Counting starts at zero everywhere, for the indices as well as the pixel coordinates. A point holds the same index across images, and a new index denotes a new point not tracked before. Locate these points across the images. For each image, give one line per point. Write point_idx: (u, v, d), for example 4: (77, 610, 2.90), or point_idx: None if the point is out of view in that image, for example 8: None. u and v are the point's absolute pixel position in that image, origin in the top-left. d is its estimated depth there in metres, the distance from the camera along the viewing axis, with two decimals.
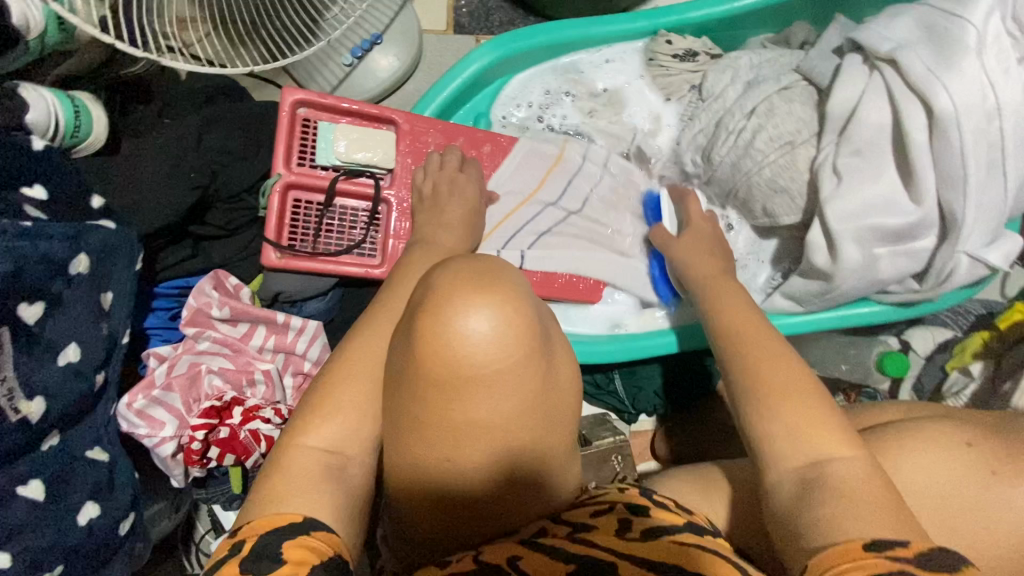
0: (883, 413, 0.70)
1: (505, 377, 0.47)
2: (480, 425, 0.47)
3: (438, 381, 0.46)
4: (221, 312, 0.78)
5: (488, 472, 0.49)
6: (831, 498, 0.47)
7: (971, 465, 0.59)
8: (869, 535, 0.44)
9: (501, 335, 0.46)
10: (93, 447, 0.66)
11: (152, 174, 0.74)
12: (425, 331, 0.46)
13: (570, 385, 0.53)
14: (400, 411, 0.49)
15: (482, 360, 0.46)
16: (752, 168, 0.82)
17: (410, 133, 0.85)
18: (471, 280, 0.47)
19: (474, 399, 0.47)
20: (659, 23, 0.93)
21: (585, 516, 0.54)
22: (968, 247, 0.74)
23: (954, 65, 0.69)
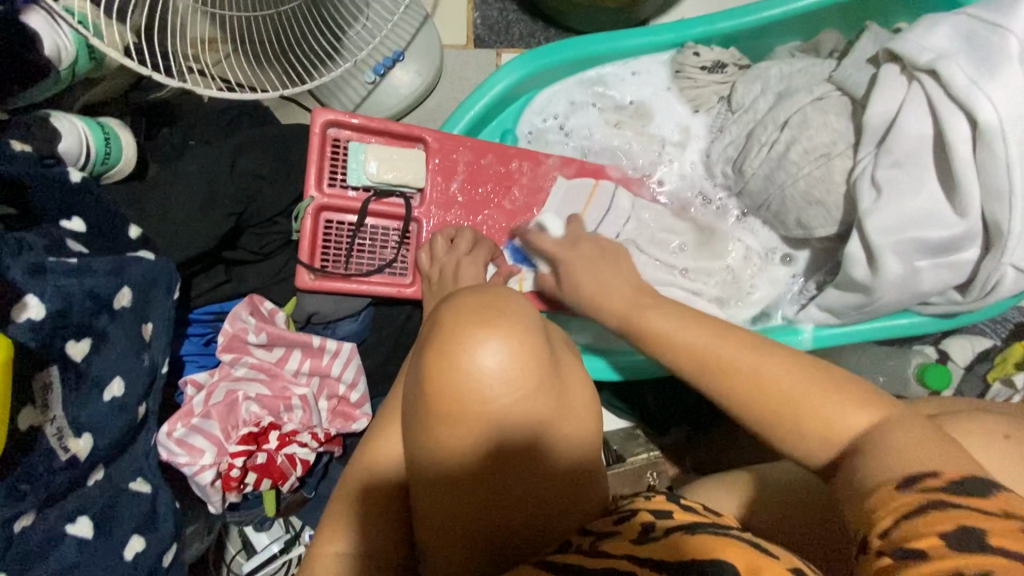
0: (924, 408, 0.69)
1: (517, 405, 0.51)
2: (499, 449, 0.52)
3: (453, 413, 0.51)
4: (258, 338, 0.77)
5: (509, 494, 0.53)
6: (865, 460, 0.47)
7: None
8: (901, 476, 0.44)
9: (508, 366, 0.50)
10: (136, 478, 0.66)
11: (187, 202, 0.74)
12: (433, 366, 0.51)
13: (584, 405, 0.56)
14: (419, 442, 0.53)
15: (494, 390, 0.50)
16: (786, 181, 0.81)
17: (440, 151, 0.84)
18: (477, 316, 0.51)
19: (483, 427, 0.51)
20: (686, 35, 0.92)
21: (609, 526, 0.54)
22: (1014, 260, 0.72)
23: (998, 76, 0.68)
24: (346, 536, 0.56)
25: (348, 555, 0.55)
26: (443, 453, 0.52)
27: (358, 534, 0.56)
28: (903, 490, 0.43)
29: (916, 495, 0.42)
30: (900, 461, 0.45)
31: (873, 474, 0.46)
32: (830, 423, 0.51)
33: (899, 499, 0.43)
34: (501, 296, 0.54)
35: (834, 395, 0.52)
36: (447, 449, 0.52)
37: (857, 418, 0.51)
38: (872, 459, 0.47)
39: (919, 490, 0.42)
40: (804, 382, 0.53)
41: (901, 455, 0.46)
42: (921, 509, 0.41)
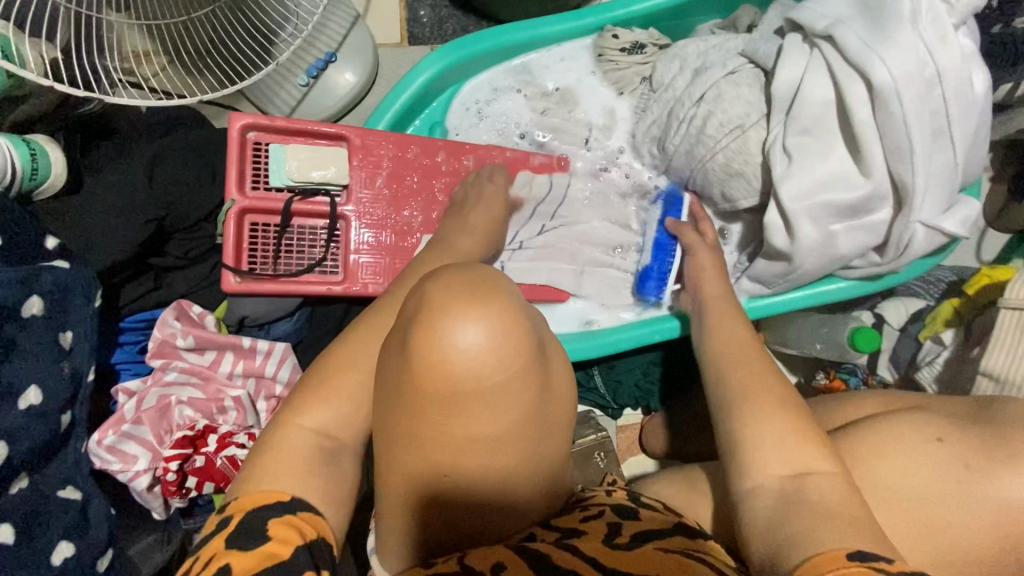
0: (859, 408, 0.73)
1: (505, 394, 0.46)
2: (480, 439, 0.48)
3: (436, 398, 0.45)
4: (186, 342, 0.78)
5: (487, 480, 0.51)
6: (806, 512, 0.48)
7: (944, 460, 0.61)
8: (851, 546, 0.44)
9: (499, 355, 0.45)
10: (66, 485, 0.66)
11: (106, 212, 0.74)
12: (420, 349, 0.45)
13: (565, 395, 0.54)
14: (395, 422, 0.49)
15: (485, 376, 0.45)
16: (705, 154, 0.83)
17: (362, 148, 0.84)
18: (468, 294, 0.45)
19: (472, 415, 0.47)
20: (603, 19, 0.94)
21: (574, 523, 0.57)
22: (922, 217, 0.73)
23: (889, 37, 0.69)
24: (320, 413, 0.55)
25: (316, 431, 0.55)
26: (420, 435, 0.48)
27: (335, 415, 0.56)
28: (850, 559, 0.43)
29: (865, 568, 0.42)
30: (817, 536, 0.46)
31: (799, 544, 0.46)
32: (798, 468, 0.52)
33: (838, 563, 0.43)
34: (495, 275, 0.48)
35: (790, 423, 0.55)
36: (424, 432, 0.48)
37: (810, 454, 0.53)
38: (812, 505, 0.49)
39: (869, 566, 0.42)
40: (768, 386, 0.59)
41: (831, 518, 0.47)
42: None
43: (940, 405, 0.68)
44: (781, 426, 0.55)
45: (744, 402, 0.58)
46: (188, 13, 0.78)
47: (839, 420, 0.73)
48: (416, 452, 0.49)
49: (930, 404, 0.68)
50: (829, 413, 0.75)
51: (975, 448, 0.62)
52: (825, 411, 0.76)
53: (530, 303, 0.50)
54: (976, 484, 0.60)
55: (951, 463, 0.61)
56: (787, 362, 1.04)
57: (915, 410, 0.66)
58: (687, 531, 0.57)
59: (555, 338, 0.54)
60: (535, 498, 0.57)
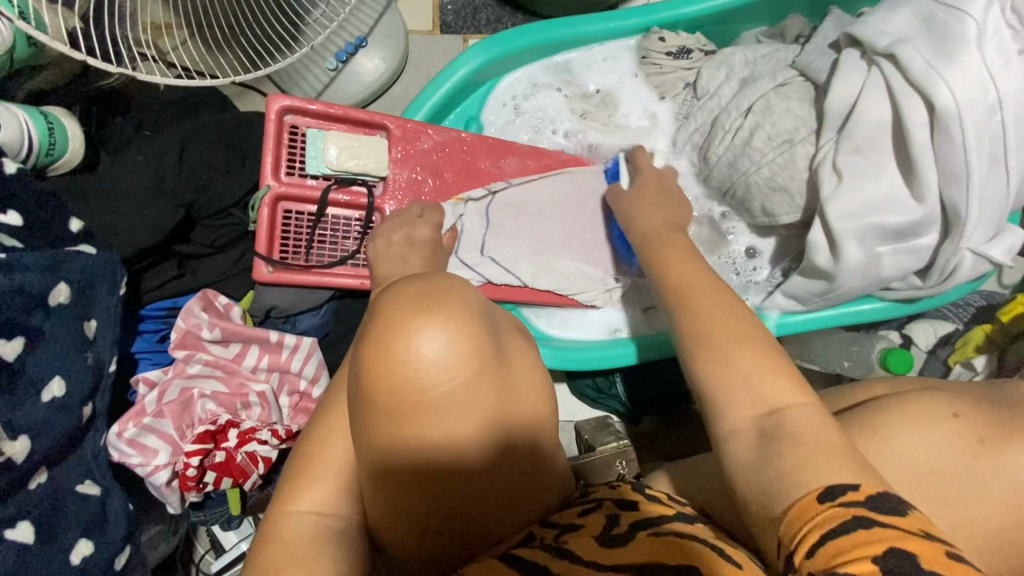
0: (871, 391, 0.68)
1: (460, 397, 0.46)
2: (445, 446, 0.47)
3: (391, 408, 0.46)
4: (212, 334, 0.75)
5: (457, 488, 0.49)
6: (780, 449, 0.45)
7: (955, 436, 0.56)
8: (824, 484, 0.41)
9: (451, 357, 0.45)
10: (84, 481, 0.64)
11: (132, 195, 0.71)
12: (372, 357, 0.46)
13: (535, 395, 0.52)
14: (360, 435, 0.49)
15: (436, 378, 0.45)
16: (749, 167, 0.81)
17: (403, 138, 0.82)
18: (417, 301, 0.46)
19: (429, 421, 0.46)
20: (651, 20, 0.91)
21: (574, 516, 0.53)
22: (971, 244, 0.73)
23: (955, 60, 0.68)
24: (316, 488, 0.53)
25: (317, 512, 0.52)
26: (383, 448, 0.48)
27: (329, 485, 0.53)
28: (822, 502, 0.40)
29: (835, 508, 0.39)
30: (808, 471, 0.42)
31: (784, 487, 0.43)
32: (769, 407, 0.49)
33: (813, 511, 0.40)
34: (448, 283, 0.49)
35: (754, 357, 0.51)
36: (389, 444, 0.47)
37: (782, 388, 0.49)
38: (784, 450, 0.45)
39: (839, 504, 0.39)
40: (749, 334, 0.54)
41: (811, 453, 0.44)
42: (846, 524, 0.37)
43: (953, 385, 0.63)
44: (745, 354, 0.52)
45: (706, 344, 0.54)
46: None
47: (850, 401, 0.69)
48: (380, 463, 0.48)
49: (943, 385, 0.63)
50: (844, 396, 0.70)
51: (985, 424, 0.56)
52: (833, 398, 0.72)
53: (488, 307, 0.51)
54: (987, 459, 0.54)
55: (964, 439, 0.56)
56: (809, 377, 1.04)
57: (933, 389, 0.61)
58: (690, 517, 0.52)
59: (518, 340, 0.54)
60: (527, 508, 0.54)
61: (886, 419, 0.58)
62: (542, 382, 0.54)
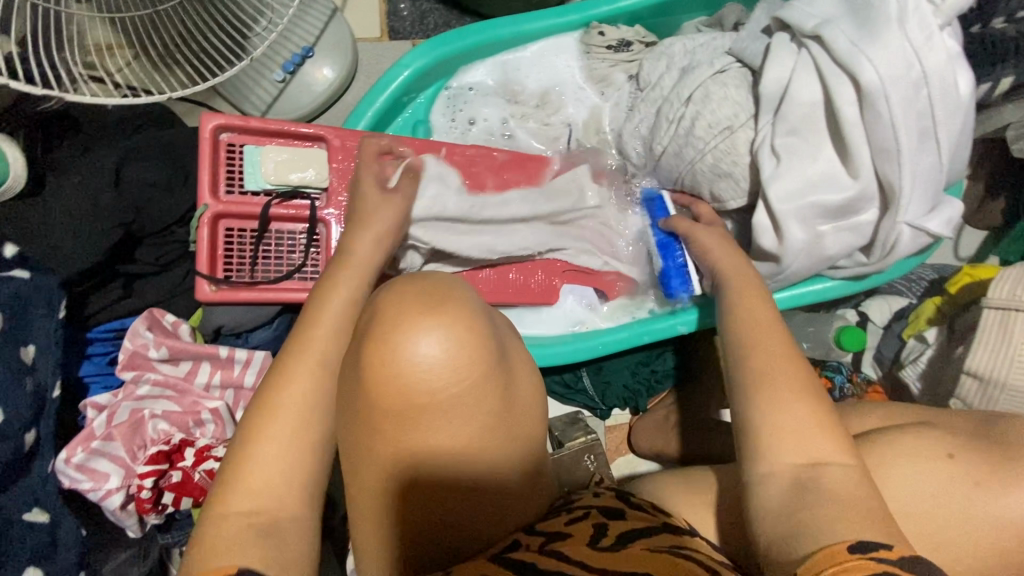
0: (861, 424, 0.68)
1: (461, 397, 0.48)
2: (443, 445, 0.49)
3: (393, 407, 0.48)
4: (159, 353, 0.75)
5: (450, 482, 0.50)
6: (821, 498, 0.46)
7: (952, 478, 0.57)
8: (853, 537, 0.43)
9: (455, 357, 0.47)
10: (32, 508, 0.64)
11: (67, 219, 0.70)
12: (374, 362, 0.47)
13: (529, 398, 0.54)
14: (354, 439, 0.51)
15: (439, 378, 0.47)
16: (693, 156, 0.81)
17: (341, 149, 0.81)
18: (422, 302, 0.48)
19: (430, 421, 0.48)
20: (590, 15, 0.92)
21: (559, 525, 0.53)
22: (909, 217, 0.74)
23: (878, 38, 0.69)
24: (270, 467, 0.50)
25: (258, 506, 0.49)
26: (382, 446, 0.49)
27: (279, 472, 0.50)
28: (852, 551, 0.42)
29: (865, 559, 0.41)
30: (832, 525, 0.44)
31: (816, 531, 0.44)
32: (812, 459, 0.50)
33: (842, 556, 0.42)
34: (449, 285, 0.51)
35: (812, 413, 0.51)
36: (384, 441, 0.49)
37: (834, 445, 0.50)
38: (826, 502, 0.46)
39: (870, 556, 0.41)
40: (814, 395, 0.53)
41: (848, 510, 0.45)
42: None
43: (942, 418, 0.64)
44: (803, 415, 0.51)
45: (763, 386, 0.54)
46: (155, 6, 0.73)
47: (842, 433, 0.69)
48: (377, 464, 0.50)
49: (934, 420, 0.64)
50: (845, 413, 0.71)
51: (981, 464, 0.57)
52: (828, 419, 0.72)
53: (486, 305, 0.52)
54: (982, 500, 0.55)
55: (961, 479, 0.57)
56: None
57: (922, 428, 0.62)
58: (674, 527, 0.54)
59: (515, 340, 0.55)
60: (518, 504, 0.55)
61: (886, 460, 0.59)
62: (536, 382, 0.56)
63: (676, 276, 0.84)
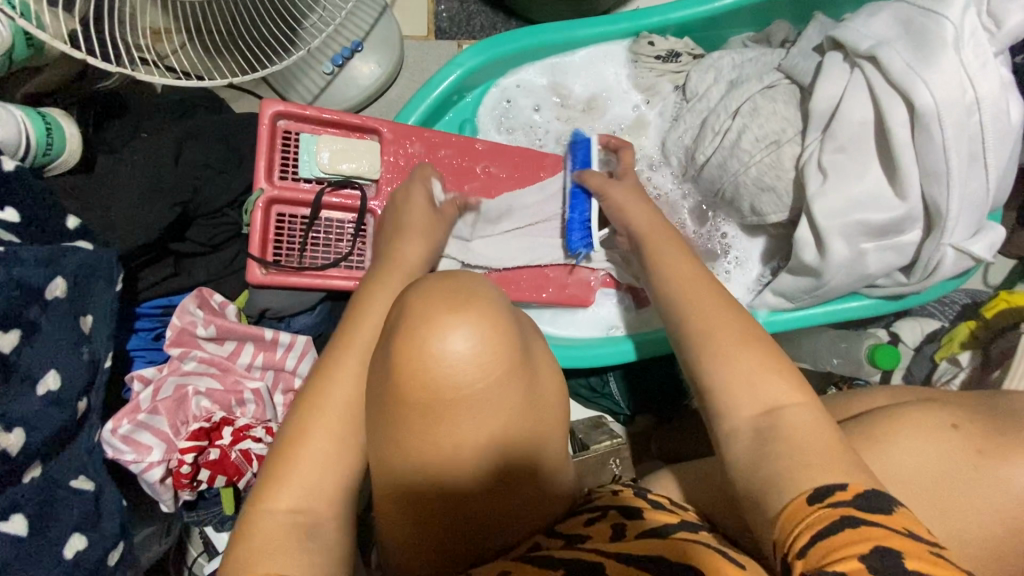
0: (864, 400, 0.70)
1: (488, 397, 0.47)
2: (468, 443, 0.47)
3: (420, 404, 0.46)
4: (207, 331, 0.76)
5: (470, 480, 0.49)
6: (783, 449, 0.46)
7: (957, 448, 0.58)
8: (814, 485, 0.43)
9: (483, 355, 0.46)
10: (78, 475, 0.64)
11: (128, 195, 0.72)
12: (402, 356, 0.46)
13: (552, 394, 0.53)
14: (381, 432, 0.50)
15: (465, 375, 0.46)
16: (738, 168, 0.82)
17: (394, 142, 0.83)
18: (450, 299, 0.47)
19: (457, 417, 0.47)
20: (641, 24, 0.93)
21: (580, 526, 0.54)
22: (953, 240, 0.75)
23: (933, 62, 0.70)
24: (299, 481, 0.51)
25: (292, 510, 0.49)
26: (408, 445, 0.48)
27: (308, 484, 0.51)
28: (812, 502, 0.42)
29: (826, 509, 0.41)
30: (802, 473, 0.44)
31: (778, 488, 0.45)
32: (767, 406, 0.50)
33: (803, 512, 0.42)
34: (475, 282, 0.50)
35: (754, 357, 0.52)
36: (408, 440, 0.47)
37: (782, 390, 0.50)
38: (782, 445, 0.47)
39: (828, 504, 0.41)
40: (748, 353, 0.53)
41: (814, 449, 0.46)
42: (832, 525, 0.40)
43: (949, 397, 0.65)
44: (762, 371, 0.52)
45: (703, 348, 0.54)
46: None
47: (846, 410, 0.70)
48: (400, 457, 0.48)
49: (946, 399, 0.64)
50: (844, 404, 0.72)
51: (986, 434, 0.58)
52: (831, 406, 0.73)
53: (513, 304, 0.51)
54: (986, 466, 0.57)
55: (964, 447, 0.58)
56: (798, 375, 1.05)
57: (922, 402, 0.63)
58: (693, 526, 0.55)
59: (538, 339, 0.54)
60: (541, 503, 0.54)
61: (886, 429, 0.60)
62: (559, 381, 0.55)
63: (577, 229, 0.82)
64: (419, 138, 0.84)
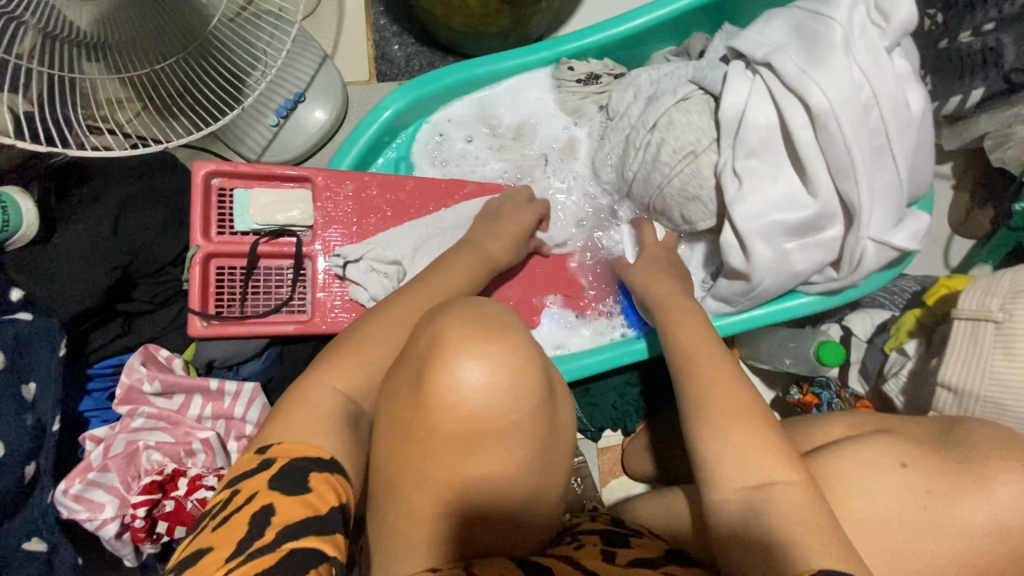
0: (827, 434, 0.70)
1: (519, 431, 0.48)
2: (500, 476, 0.49)
3: (457, 437, 0.48)
4: (153, 386, 0.79)
5: (500, 510, 0.51)
6: (778, 518, 0.50)
7: (905, 486, 0.60)
8: (817, 569, 0.47)
9: (510, 389, 0.47)
10: (31, 538, 0.69)
11: (70, 264, 0.76)
12: (438, 390, 0.47)
13: (569, 424, 0.55)
14: (406, 466, 0.50)
15: (498, 409, 0.47)
16: (661, 180, 0.84)
17: (325, 188, 0.86)
18: (482, 332, 0.48)
19: (489, 451, 0.48)
20: (560, 52, 0.96)
21: (569, 550, 0.56)
22: (872, 232, 0.75)
23: (825, 63, 0.72)
24: None
25: None
26: (433, 478, 0.49)
27: None
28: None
29: None
30: (807, 552, 0.48)
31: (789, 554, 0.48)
32: (761, 480, 0.53)
33: None
34: (501, 315, 0.50)
35: (755, 429, 0.56)
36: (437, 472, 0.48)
37: (779, 465, 0.54)
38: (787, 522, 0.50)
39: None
40: (741, 416, 0.57)
41: (800, 526, 0.50)
42: None
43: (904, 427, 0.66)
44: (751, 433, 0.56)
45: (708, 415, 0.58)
46: (153, 62, 0.68)
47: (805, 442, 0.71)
48: (429, 489, 0.49)
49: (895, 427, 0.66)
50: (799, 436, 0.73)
51: (933, 472, 0.60)
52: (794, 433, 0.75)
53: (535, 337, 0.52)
54: (936, 509, 0.58)
55: (915, 489, 0.60)
56: (767, 377, 1.04)
57: (884, 433, 0.65)
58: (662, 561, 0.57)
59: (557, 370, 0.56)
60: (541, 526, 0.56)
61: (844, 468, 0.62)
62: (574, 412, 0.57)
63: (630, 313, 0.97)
64: (350, 181, 0.87)
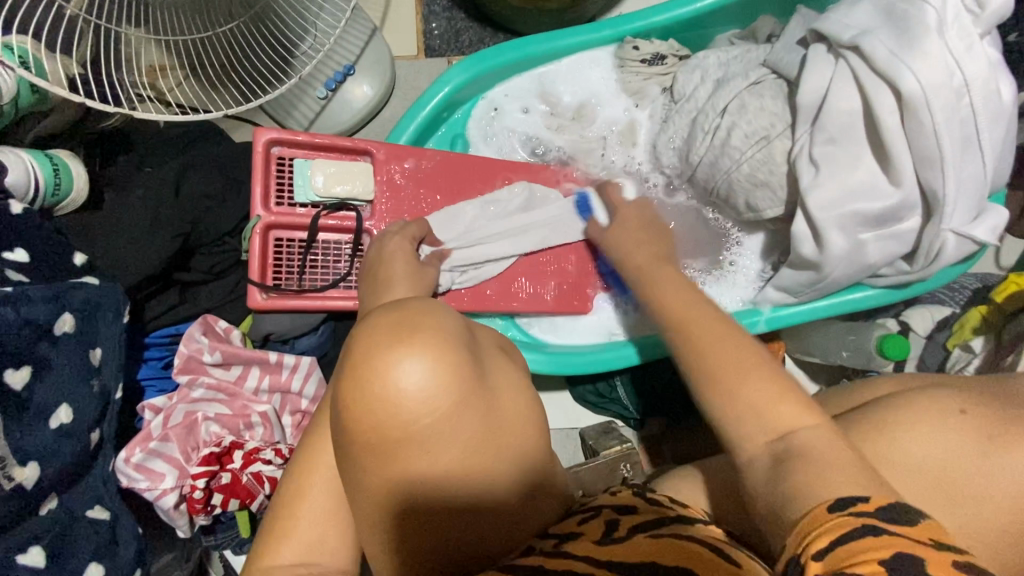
0: (875, 391, 0.69)
1: (443, 428, 0.46)
2: (440, 477, 0.47)
3: (377, 444, 0.46)
4: (213, 357, 0.78)
5: (462, 506, 0.48)
6: (795, 470, 0.45)
7: (967, 432, 0.57)
8: (832, 496, 0.41)
9: (432, 386, 0.45)
10: (94, 506, 0.66)
11: (132, 229, 0.74)
12: (355, 398, 0.45)
13: (522, 408, 0.51)
14: (352, 472, 0.49)
15: (416, 411, 0.45)
16: (730, 166, 0.82)
17: (386, 161, 0.84)
18: (394, 331, 0.46)
19: (417, 453, 0.46)
20: (624, 30, 0.93)
21: (574, 525, 0.52)
22: (953, 225, 0.73)
23: (918, 47, 0.69)
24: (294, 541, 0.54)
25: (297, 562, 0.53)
26: (369, 485, 0.48)
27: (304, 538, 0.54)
28: (831, 511, 0.40)
29: (844, 517, 0.39)
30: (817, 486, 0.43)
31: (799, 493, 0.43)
32: (780, 432, 0.49)
33: (822, 518, 0.40)
34: (417, 309, 0.49)
35: (764, 383, 0.52)
36: (375, 481, 0.47)
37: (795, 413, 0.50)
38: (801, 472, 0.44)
39: (852, 514, 0.39)
40: (760, 372, 0.52)
41: (829, 468, 0.44)
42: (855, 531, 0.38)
43: None
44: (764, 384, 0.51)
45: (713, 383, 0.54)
46: (212, 27, 0.69)
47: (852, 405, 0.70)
48: (375, 496, 0.48)
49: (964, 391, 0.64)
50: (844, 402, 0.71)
51: (994, 420, 0.57)
52: (839, 401, 0.73)
53: (458, 325, 0.50)
54: (995, 453, 0.56)
55: (974, 436, 0.57)
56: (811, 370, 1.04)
57: (930, 388, 0.62)
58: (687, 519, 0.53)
59: (498, 356, 0.53)
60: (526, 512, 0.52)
61: (897, 414, 0.59)
62: (529, 397, 0.53)
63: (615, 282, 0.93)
64: (412, 157, 0.86)
